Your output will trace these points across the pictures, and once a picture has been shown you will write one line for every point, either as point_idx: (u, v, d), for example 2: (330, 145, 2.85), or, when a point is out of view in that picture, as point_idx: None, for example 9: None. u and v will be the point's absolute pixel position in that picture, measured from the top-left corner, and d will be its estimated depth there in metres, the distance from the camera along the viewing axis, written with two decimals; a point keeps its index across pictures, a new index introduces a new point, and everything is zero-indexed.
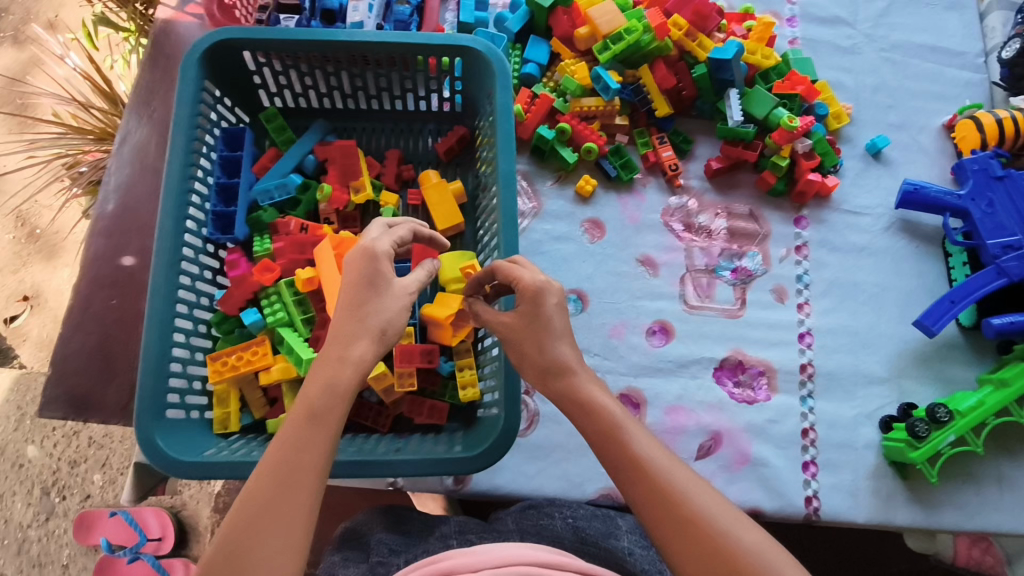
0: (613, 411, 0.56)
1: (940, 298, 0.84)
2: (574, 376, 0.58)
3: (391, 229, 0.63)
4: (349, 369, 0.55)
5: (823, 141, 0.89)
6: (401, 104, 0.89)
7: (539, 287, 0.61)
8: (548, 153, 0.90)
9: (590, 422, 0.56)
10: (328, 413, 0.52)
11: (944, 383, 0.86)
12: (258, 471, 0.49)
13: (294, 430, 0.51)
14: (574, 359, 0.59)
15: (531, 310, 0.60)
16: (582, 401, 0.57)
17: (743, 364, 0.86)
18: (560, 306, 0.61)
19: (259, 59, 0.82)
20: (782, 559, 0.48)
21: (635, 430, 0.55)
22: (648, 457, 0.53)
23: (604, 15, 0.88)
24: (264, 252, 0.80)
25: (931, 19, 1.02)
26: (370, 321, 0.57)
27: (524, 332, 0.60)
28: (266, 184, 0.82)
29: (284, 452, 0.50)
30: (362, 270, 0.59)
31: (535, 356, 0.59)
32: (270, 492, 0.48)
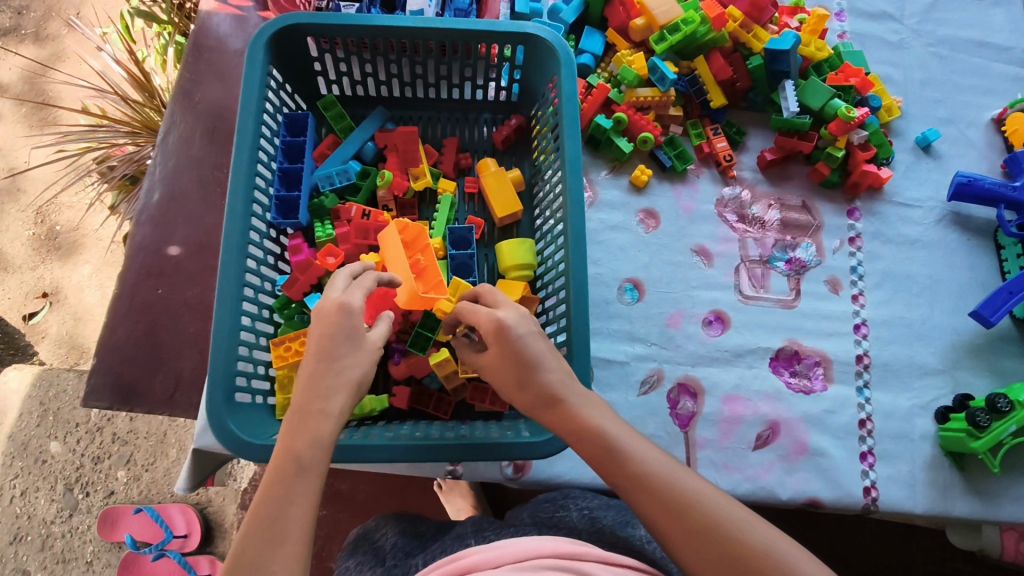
0: (606, 432, 0.55)
1: (1000, 288, 0.84)
2: (564, 402, 0.57)
3: (354, 280, 0.62)
4: (331, 422, 0.53)
5: (879, 133, 0.90)
6: (458, 93, 0.90)
7: (500, 322, 0.59)
8: (604, 143, 0.91)
9: (586, 448, 0.55)
10: (315, 464, 0.51)
11: (999, 374, 0.86)
12: (246, 527, 0.47)
13: (279, 482, 0.49)
14: (560, 383, 0.58)
15: (502, 347, 0.59)
16: (575, 425, 0.56)
17: (798, 354, 0.85)
18: (530, 335, 0.59)
19: (322, 45, 0.82)
20: (795, 552, 0.49)
21: (632, 447, 0.54)
22: (649, 473, 0.52)
23: (661, 6, 0.89)
24: (326, 237, 0.79)
25: (977, 15, 1.03)
26: (348, 375, 0.56)
27: (505, 367, 0.59)
28: (327, 170, 0.82)
29: (269, 508, 0.48)
30: (333, 326, 0.57)
31: (522, 388, 0.58)
32: (259, 548, 0.46)
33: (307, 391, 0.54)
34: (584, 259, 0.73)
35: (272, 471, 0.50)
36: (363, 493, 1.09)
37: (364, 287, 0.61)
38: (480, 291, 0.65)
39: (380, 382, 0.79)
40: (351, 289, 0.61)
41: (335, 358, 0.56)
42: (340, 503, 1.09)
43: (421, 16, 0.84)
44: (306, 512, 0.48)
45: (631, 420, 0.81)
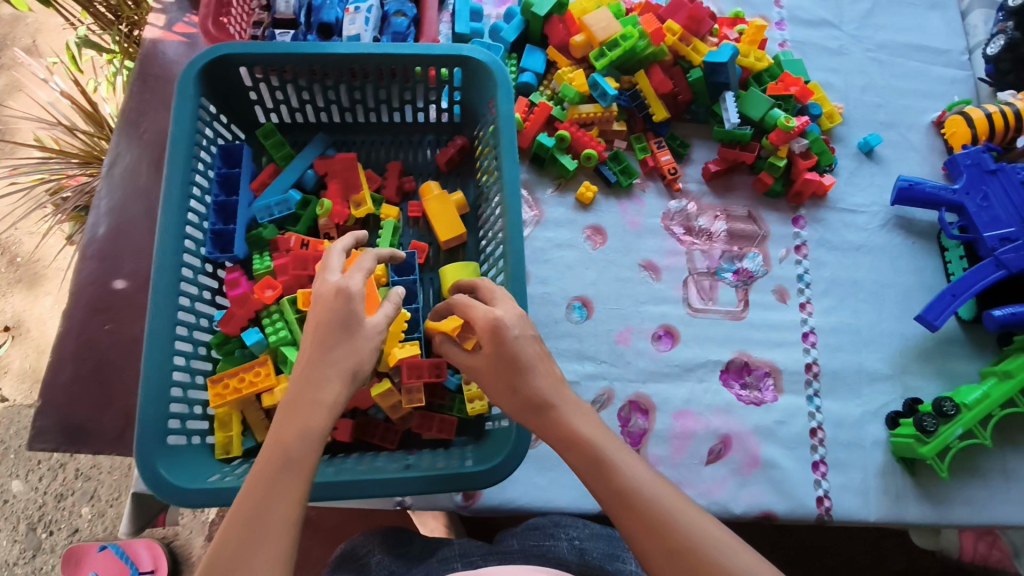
0: (595, 440, 0.53)
1: (943, 291, 0.84)
2: (555, 408, 0.55)
3: (354, 262, 0.59)
4: (323, 415, 0.51)
5: (820, 141, 0.90)
6: (399, 116, 0.89)
7: (496, 322, 0.57)
8: (548, 161, 0.90)
9: (575, 457, 0.53)
10: (304, 460, 0.48)
11: (947, 377, 0.87)
12: (227, 523, 0.45)
13: (263, 477, 0.47)
14: (550, 389, 0.56)
15: (494, 350, 0.57)
16: (565, 433, 0.54)
17: (748, 366, 0.86)
18: (525, 337, 0.57)
19: (256, 75, 0.81)
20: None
21: (621, 459, 0.52)
22: (636, 488, 0.50)
23: (599, 23, 0.89)
24: (264, 269, 0.78)
25: (914, 19, 1.04)
26: (343, 365, 0.53)
27: (496, 370, 0.57)
28: (266, 201, 0.81)
29: (251, 505, 0.46)
30: (330, 313, 0.54)
31: (512, 393, 0.56)
32: (236, 547, 0.43)
33: (302, 381, 0.52)
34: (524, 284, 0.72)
35: (259, 466, 0.48)
36: (332, 519, 1.06)
37: (364, 270, 0.58)
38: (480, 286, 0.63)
39: None
40: (350, 273, 0.58)
41: (329, 348, 0.53)
42: (309, 529, 1.06)
43: (357, 42, 0.83)
44: (289, 506, 0.46)
45: None
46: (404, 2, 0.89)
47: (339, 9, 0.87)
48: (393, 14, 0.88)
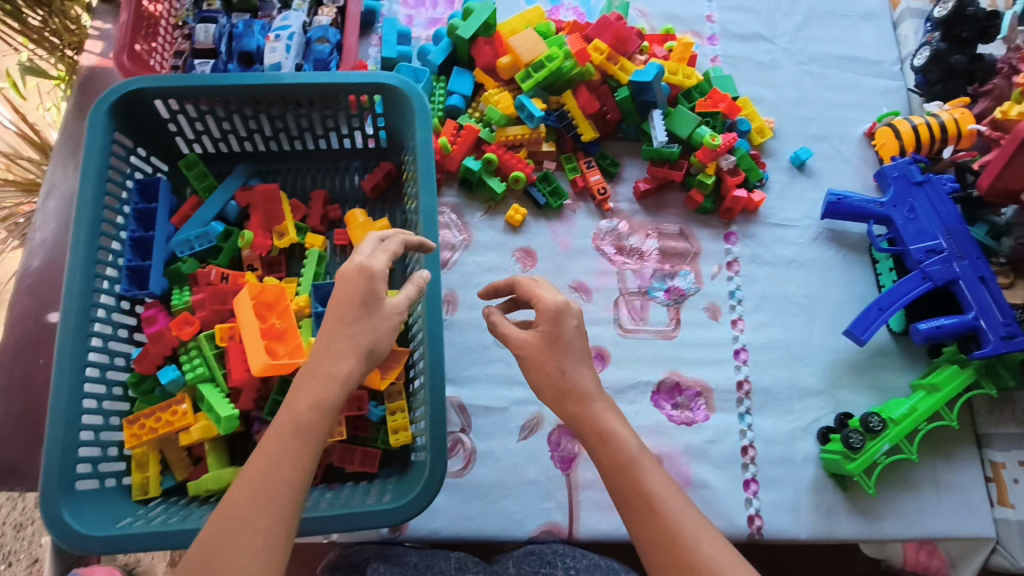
0: (628, 445, 0.54)
1: (869, 306, 0.83)
2: (593, 403, 0.56)
3: (381, 242, 0.60)
4: (336, 387, 0.51)
5: (746, 157, 0.90)
6: (325, 143, 0.88)
7: (560, 307, 0.60)
8: (476, 183, 0.90)
9: (606, 454, 0.54)
10: (315, 429, 0.50)
11: (879, 390, 0.86)
12: (238, 483, 0.47)
13: (277, 443, 0.48)
14: (592, 384, 0.58)
15: (553, 332, 0.59)
16: (598, 430, 0.55)
17: (679, 386, 0.85)
18: (579, 330, 0.60)
19: (172, 106, 0.80)
20: None
21: (649, 467, 0.53)
22: (658, 496, 0.51)
23: (524, 44, 0.89)
24: (183, 305, 0.77)
25: (846, 31, 1.04)
26: (359, 341, 0.53)
27: (545, 354, 0.59)
28: (185, 234, 0.80)
29: (258, 469, 0.47)
30: (353, 291, 0.55)
31: (556, 377, 0.57)
32: (245, 505, 0.45)
33: (320, 353, 0.53)
34: (439, 316, 0.71)
35: (272, 431, 0.49)
36: None
37: (390, 251, 0.59)
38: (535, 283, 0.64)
39: (240, 450, 0.76)
40: (374, 253, 0.59)
41: (347, 323, 0.54)
42: None
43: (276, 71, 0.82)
44: (293, 471, 0.47)
45: (512, 467, 0.80)
46: (327, 28, 0.88)
47: (260, 36, 0.86)
48: (316, 41, 0.87)
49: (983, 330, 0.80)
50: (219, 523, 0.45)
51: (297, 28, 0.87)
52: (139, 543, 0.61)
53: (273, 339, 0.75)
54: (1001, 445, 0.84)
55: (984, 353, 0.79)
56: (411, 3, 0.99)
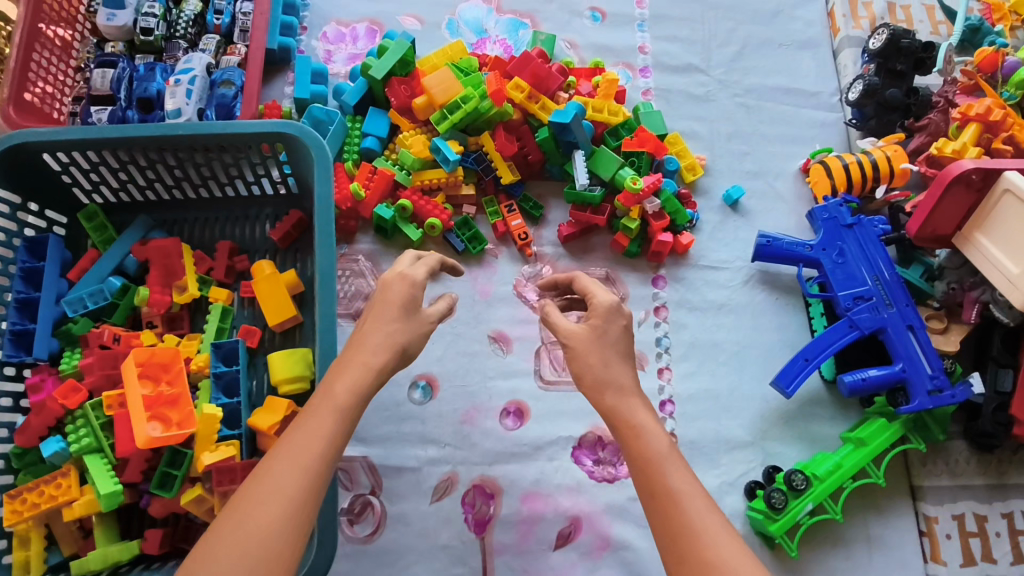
0: (660, 442, 0.55)
1: (794, 356, 0.81)
2: (632, 398, 0.58)
3: (421, 258, 0.67)
4: (370, 377, 0.57)
5: (672, 200, 0.87)
6: (232, 191, 0.84)
7: (612, 307, 0.63)
8: (392, 231, 0.86)
9: (636, 447, 0.55)
10: (350, 412, 0.55)
11: (810, 442, 0.83)
12: (276, 453, 0.51)
13: (317, 420, 0.53)
14: (630, 381, 0.60)
15: (604, 327, 0.62)
16: (631, 424, 0.56)
17: (601, 440, 0.82)
18: (626, 331, 0.63)
19: (63, 159, 0.75)
20: None
21: (677, 465, 0.53)
22: (681, 494, 0.51)
23: (438, 85, 0.84)
24: (71, 369, 0.74)
25: (784, 61, 1.01)
26: (395, 338, 0.60)
27: (590, 345, 0.60)
28: (78, 292, 0.76)
29: (293, 441, 0.51)
30: (396, 296, 0.62)
31: (597, 368, 0.59)
32: (283, 473, 0.49)
33: (361, 344, 0.58)
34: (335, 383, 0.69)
35: (311, 410, 0.54)
36: None
37: (429, 265, 0.66)
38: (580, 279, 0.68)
39: (135, 524, 0.73)
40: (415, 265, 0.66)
41: (385, 318, 0.60)
42: None
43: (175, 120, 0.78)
44: (324, 446, 0.52)
45: (424, 532, 0.77)
46: (232, 70, 0.84)
47: (161, 81, 0.83)
48: (220, 84, 0.84)
49: (911, 382, 0.77)
50: (256, 490, 0.48)
51: (200, 71, 0.83)
52: None
53: (166, 405, 0.72)
54: (934, 499, 0.80)
55: (911, 408, 0.76)
56: (331, 38, 0.95)
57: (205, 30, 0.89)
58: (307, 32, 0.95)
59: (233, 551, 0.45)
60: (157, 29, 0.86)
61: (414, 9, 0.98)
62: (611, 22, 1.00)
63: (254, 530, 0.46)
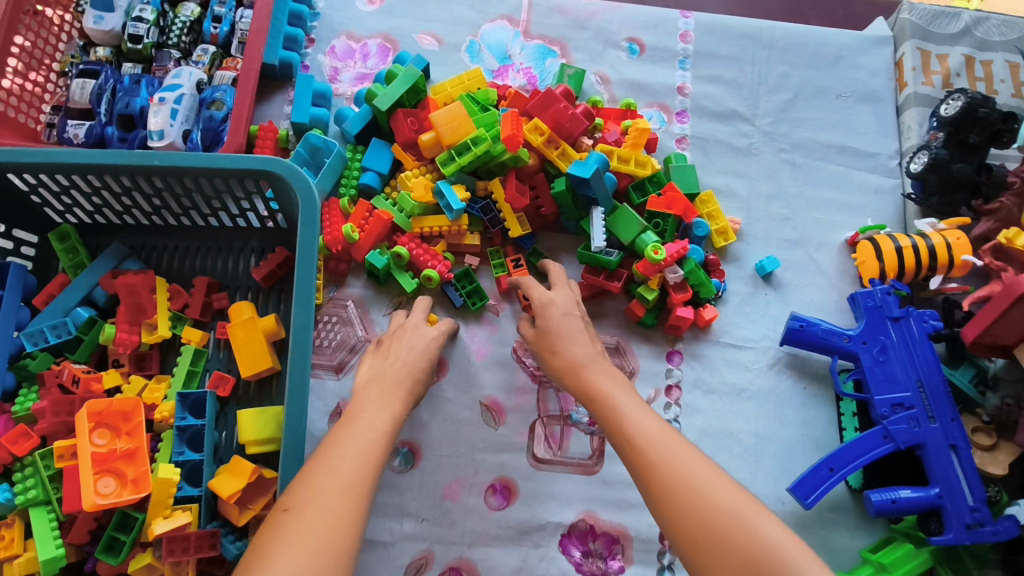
0: (614, 397, 0.62)
1: (819, 464, 0.72)
2: (586, 367, 0.65)
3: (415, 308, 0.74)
4: (402, 395, 0.63)
5: (698, 271, 0.78)
6: (215, 222, 0.77)
7: (545, 302, 0.71)
8: (385, 278, 0.79)
9: (597, 410, 0.62)
10: (374, 392, 0.62)
11: (827, 555, 0.74)
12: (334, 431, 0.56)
13: (358, 401, 0.60)
14: (584, 356, 0.67)
15: (545, 321, 0.70)
16: (588, 390, 0.64)
17: (593, 530, 0.74)
18: (564, 315, 0.70)
19: (31, 181, 0.69)
20: (735, 493, 0.51)
21: (632, 412, 0.59)
22: (639, 430, 0.57)
23: (446, 123, 0.76)
24: (25, 412, 0.67)
25: (840, 114, 0.91)
26: (416, 369, 0.67)
27: (543, 340, 0.70)
28: (40, 324, 0.70)
29: (354, 425, 0.57)
30: (419, 347, 0.69)
31: (551, 358, 0.69)
32: (330, 436, 0.56)
33: (395, 358, 0.66)
34: (298, 461, 0.62)
35: (356, 397, 0.61)
36: None
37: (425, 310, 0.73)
38: (549, 267, 0.76)
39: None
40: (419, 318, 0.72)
41: (414, 347, 0.68)
42: None
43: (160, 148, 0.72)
44: (384, 429, 0.57)
45: None
46: (224, 89, 0.78)
47: (147, 96, 0.77)
48: (209, 104, 0.78)
49: (947, 510, 0.69)
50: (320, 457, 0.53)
51: (188, 88, 0.77)
52: None
53: (121, 460, 0.65)
54: None
55: (944, 540, 0.68)
56: (340, 54, 0.88)
57: (202, 39, 0.84)
58: (314, 45, 0.88)
59: (315, 497, 0.48)
60: (147, 36, 0.81)
61: (432, 27, 0.91)
62: (649, 57, 0.92)
63: (332, 485, 0.49)
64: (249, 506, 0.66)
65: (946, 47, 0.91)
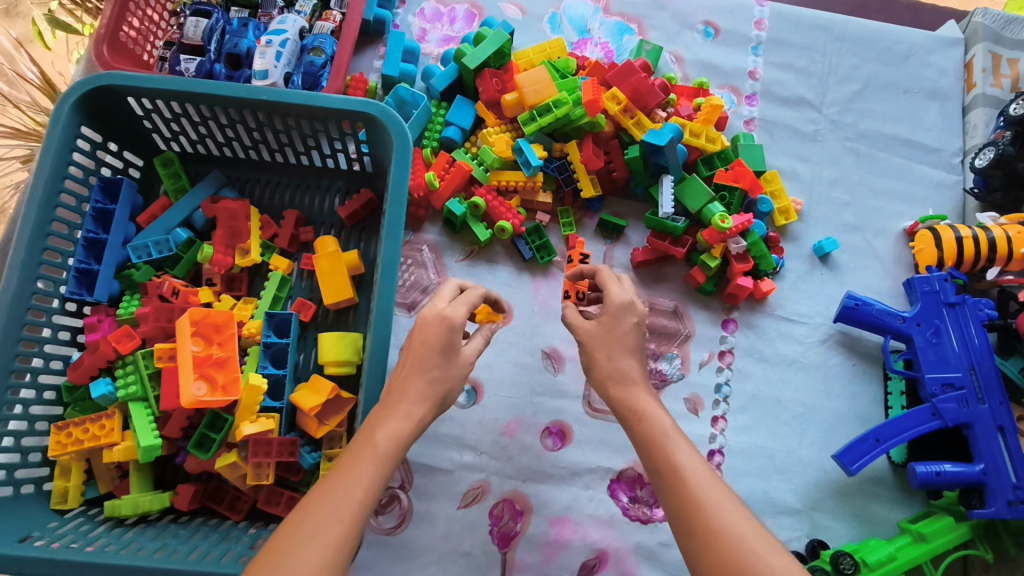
0: (662, 422, 0.59)
1: (865, 434, 0.75)
2: (635, 386, 0.62)
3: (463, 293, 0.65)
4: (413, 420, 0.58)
5: (760, 244, 0.81)
6: (307, 160, 0.82)
7: (624, 304, 0.65)
8: (460, 226, 0.84)
9: (641, 431, 0.59)
10: (396, 403, 0.58)
11: (864, 522, 0.77)
12: (341, 460, 0.54)
13: (373, 417, 0.58)
14: (638, 373, 0.63)
15: (611, 323, 0.64)
16: (634, 409, 0.61)
17: (641, 478, 0.78)
18: (638, 327, 0.65)
19: (147, 105, 0.74)
20: (777, 553, 0.47)
21: (681, 444, 0.56)
22: (685, 467, 0.54)
23: (532, 85, 0.80)
24: (129, 315, 0.73)
25: (907, 109, 0.93)
26: (437, 382, 0.60)
27: (602, 338, 0.64)
28: (145, 239, 0.76)
29: (361, 456, 0.53)
30: (432, 337, 0.61)
31: (603, 363, 0.63)
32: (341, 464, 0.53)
33: (415, 357, 0.60)
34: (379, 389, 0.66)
35: (377, 413, 0.58)
36: None
37: (469, 302, 0.64)
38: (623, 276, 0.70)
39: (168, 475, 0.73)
40: (455, 302, 0.64)
41: (428, 346, 0.61)
42: None
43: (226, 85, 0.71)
44: (385, 457, 0.54)
45: (446, 536, 0.75)
46: (324, 38, 0.83)
47: (253, 38, 0.82)
48: (310, 50, 0.82)
49: (990, 486, 0.71)
50: (322, 488, 0.51)
51: (292, 34, 0.81)
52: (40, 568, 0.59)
53: (212, 367, 0.70)
54: None
55: (985, 514, 0.70)
56: (428, 16, 0.93)
57: None
58: (405, 6, 0.93)
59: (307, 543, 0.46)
60: None
61: None
62: (723, 41, 0.95)
63: (328, 534, 0.47)
64: (326, 420, 0.71)
65: (1018, 52, 0.93)
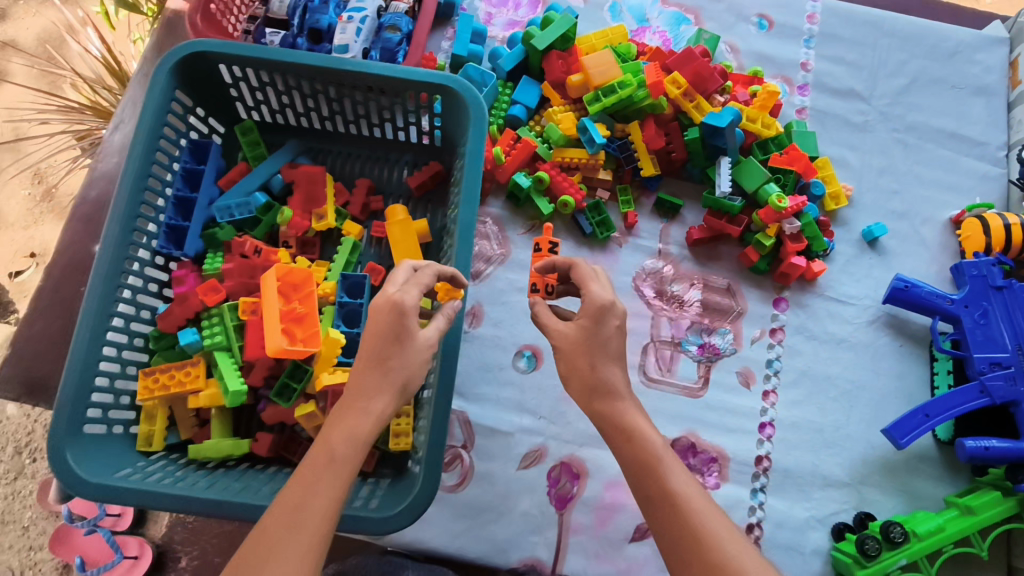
0: (653, 442, 0.53)
1: (915, 409, 0.77)
2: (619, 398, 0.55)
3: (414, 274, 0.59)
4: (371, 422, 0.53)
5: (813, 225, 0.84)
6: (379, 132, 0.86)
7: (604, 305, 0.57)
8: (523, 200, 0.87)
9: (628, 451, 0.53)
10: (351, 411, 0.53)
11: (909, 497, 0.80)
12: (293, 481, 0.50)
13: (330, 425, 0.53)
14: (621, 382, 0.56)
15: (592, 327, 0.57)
16: (623, 426, 0.54)
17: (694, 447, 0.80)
18: (620, 330, 0.58)
19: (236, 72, 0.78)
20: None
21: (674, 468, 0.51)
22: (680, 496, 0.50)
23: (598, 66, 0.84)
24: (213, 270, 0.77)
25: (954, 104, 0.96)
26: (393, 380, 0.54)
27: (581, 343, 0.57)
28: (228, 202, 0.80)
29: (320, 473, 0.50)
30: (382, 330, 0.55)
31: (585, 373, 0.56)
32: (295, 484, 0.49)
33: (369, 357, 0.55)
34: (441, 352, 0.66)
35: (335, 420, 0.53)
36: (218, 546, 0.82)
37: (421, 283, 0.58)
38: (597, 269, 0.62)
39: (244, 425, 0.77)
40: (407, 285, 0.57)
41: (377, 344, 0.55)
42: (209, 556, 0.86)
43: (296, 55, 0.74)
44: (346, 474, 0.50)
45: (506, 494, 0.77)
46: (400, 16, 0.87)
47: (333, 15, 0.86)
48: (387, 27, 0.86)
49: None
50: (279, 512, 0.48)
51: (371, 11, 0.85)
52: (136, 498, 0.62)
53: (292, 322, 0.73)
54: None
55: None
56: (494, 1, 0.97)
57: None
58: None
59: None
60: None
61: None
62: (777, 33, 0.98)
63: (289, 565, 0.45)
64: None
65: None
